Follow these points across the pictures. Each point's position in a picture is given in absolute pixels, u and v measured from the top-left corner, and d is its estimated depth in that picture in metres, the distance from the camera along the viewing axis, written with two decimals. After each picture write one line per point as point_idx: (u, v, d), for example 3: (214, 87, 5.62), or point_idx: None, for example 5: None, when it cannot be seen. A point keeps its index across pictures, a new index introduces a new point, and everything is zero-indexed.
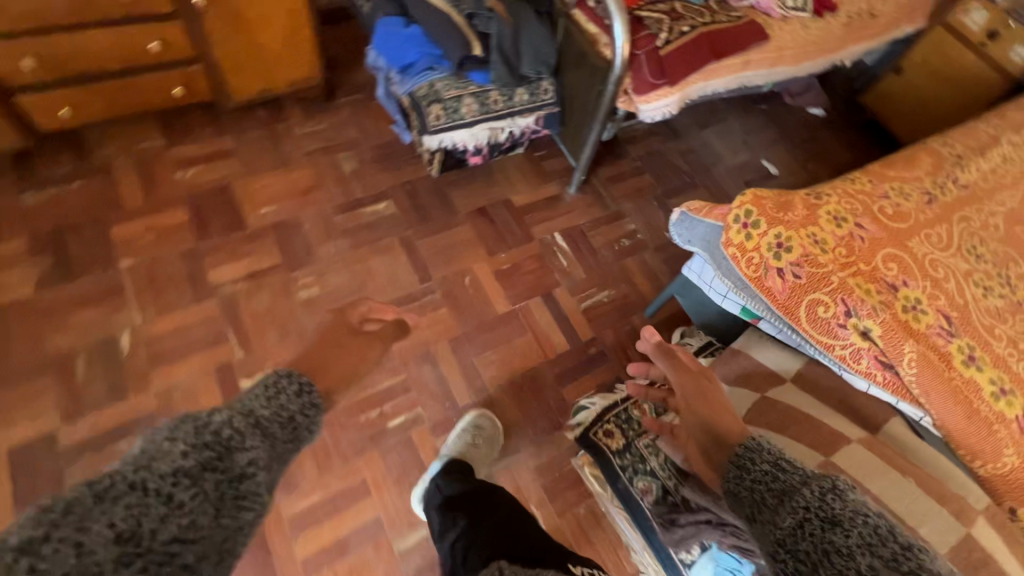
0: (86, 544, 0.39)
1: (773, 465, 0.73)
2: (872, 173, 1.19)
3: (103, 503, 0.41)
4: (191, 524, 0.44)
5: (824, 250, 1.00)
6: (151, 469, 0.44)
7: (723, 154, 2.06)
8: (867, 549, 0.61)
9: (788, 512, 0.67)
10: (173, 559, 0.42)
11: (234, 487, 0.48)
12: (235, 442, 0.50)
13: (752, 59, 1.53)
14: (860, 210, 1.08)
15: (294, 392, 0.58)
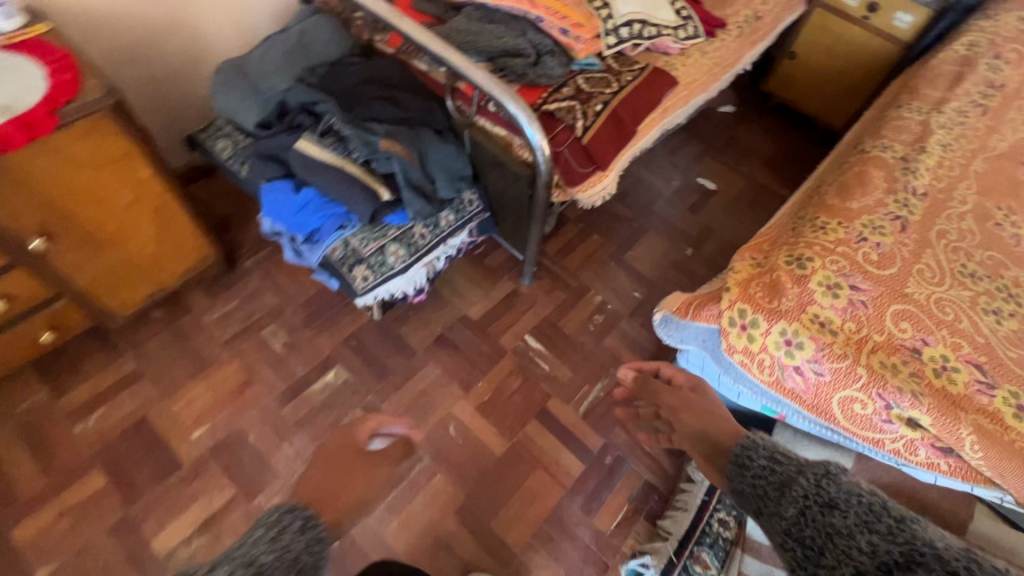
0: None
1: (771, 460, 0.70)
2: (837, 211, 1.13)
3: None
4: None
5: (836, 334, 0.91)
6: None
7: (658, 185, 1.98)
8: (865, 526, 0.57)
9: (788, 501, 0.63)
10: None
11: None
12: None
13: (667, 106, 1.45)
14: (849, 269, 1.00)
15: (297, 530, 0.56)
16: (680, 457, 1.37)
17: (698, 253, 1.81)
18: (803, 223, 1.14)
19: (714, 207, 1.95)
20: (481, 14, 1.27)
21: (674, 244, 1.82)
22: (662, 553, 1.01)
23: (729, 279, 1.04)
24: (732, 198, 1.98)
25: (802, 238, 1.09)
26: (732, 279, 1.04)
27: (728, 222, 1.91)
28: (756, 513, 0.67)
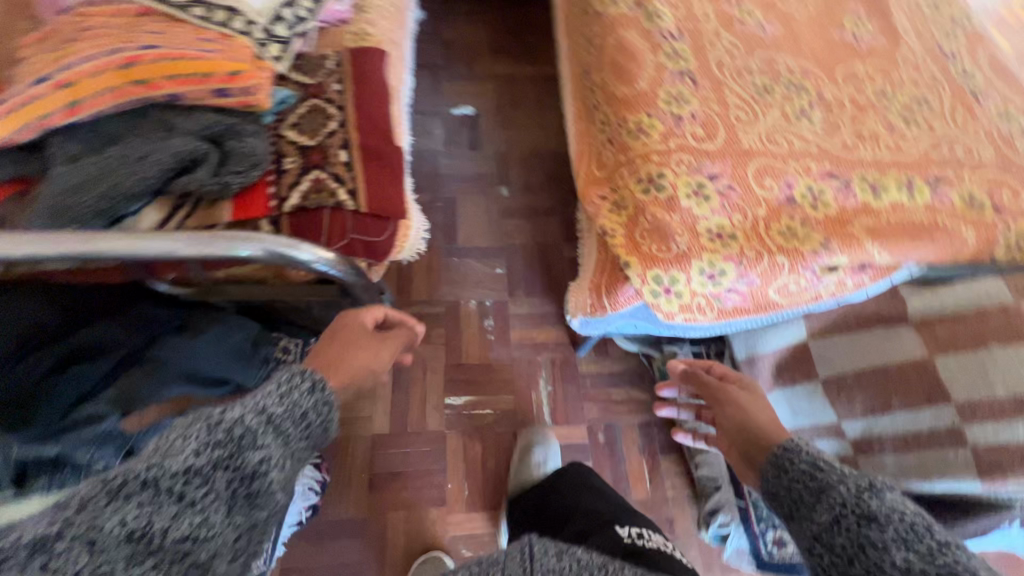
0: (98, 542, 0.40)
1: (814, 465, 0.63)
2: (638, 101, 1.03)
3: (120, 500, 0.43)
4: (203, 521, 0.45)
5: (737, 237, 0.87)
6: (163, 467, 0.46)
7: (426, 143, 1.72)
8: (902, 540, 0.52)
9: (821, 509, 0.58)
10: (187, 556, 0.43)
11: (246, 484, 0.49)
12: (245, 444, 0.51)
13: (394, 85, 1.16)
14: (695, 161, 0.94)
15: (307, 390, 0.63)
16: (646, 380, 1.39)
17: (512, 186, 1.67)
18: (618, 132, 1.04)
19: (488, 129, 1.76)
20: (85, 140, 0.79)
21: (486, 194, 1.65)
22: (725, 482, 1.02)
23: (613, 246, 0.92)
24: (494, 107, 1.81)
25: (634, 152, 0.99)
26: (616, 243, 0.92)
27: (510, 134, 1.76)
28: (787, 515, 0.63)
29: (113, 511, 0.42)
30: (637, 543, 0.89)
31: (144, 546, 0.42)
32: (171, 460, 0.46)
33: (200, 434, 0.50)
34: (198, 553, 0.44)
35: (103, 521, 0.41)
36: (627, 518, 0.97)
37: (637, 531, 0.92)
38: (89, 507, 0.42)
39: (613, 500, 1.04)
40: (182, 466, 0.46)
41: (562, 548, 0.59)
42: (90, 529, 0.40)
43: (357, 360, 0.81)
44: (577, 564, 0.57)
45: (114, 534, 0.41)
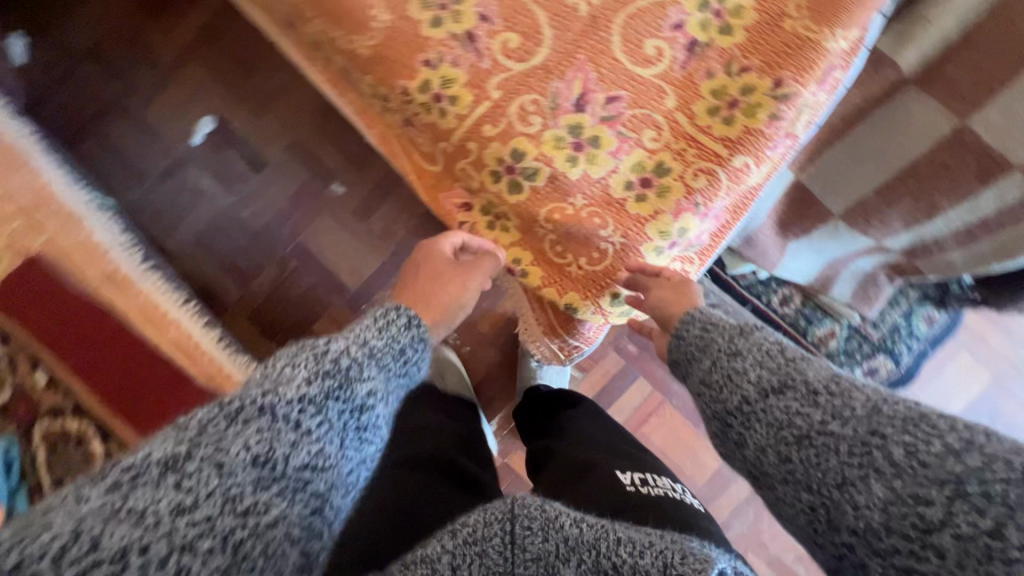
0: (226, 465, 0.39)
1: (706, 327, 0.57)
2: (400, 52, 0.62)
3: (240, 423, 0.41)
4: (320, 450, 0.44)
5: (671, 167, 0.58)
6: (279, 394, 0.44)
7: (210, 206, 1.24)
8: (759, 362, 0.50)
9: (702, 356, 0.55)
10: (306, 484, 0.42)
11: (354, 417, 0.49)
12: (353, 373, 0.50)
13: (103, 273, 0.75)
14: (544, 94, 0.59)
15: (404, 326, 0.58)
16: None
17: (342, 173, 1.25)
18: (415, 114, 0.65)
19: (254, 126, 1.25)
20: None
21: (328, 208, 1.25)
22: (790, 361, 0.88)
23: (533, 286, 0.65)
24: (234, 94, 1.26)
25: (458, 134, 0.63)
26: (535, 282, 0.64)
27: (282, 113, 1.25)
28: (683, 375, 0.59)
29: (235, 436, 0.40)
30: (643, 493, 0.64)
31: (272, 468, 0.41)
32: (282, 391, 0.45)
33: (309, 366, 0.48)
34: (316, 484, 0.43)
35: (226, 446, 0.40)
36: (625, 464, 0.72)
37: (641, 478, 0.68)
38: (210, 431, 0.40)
39: (601, 434, 0.82)
40: (292, 405, 0.44)
41: (549, 517, 0.42)
42: (218, 450, 0.39)
43: (445, 298, 0.66)
44: (565, 545, 0.41)
45: (241, 458, 0.39)
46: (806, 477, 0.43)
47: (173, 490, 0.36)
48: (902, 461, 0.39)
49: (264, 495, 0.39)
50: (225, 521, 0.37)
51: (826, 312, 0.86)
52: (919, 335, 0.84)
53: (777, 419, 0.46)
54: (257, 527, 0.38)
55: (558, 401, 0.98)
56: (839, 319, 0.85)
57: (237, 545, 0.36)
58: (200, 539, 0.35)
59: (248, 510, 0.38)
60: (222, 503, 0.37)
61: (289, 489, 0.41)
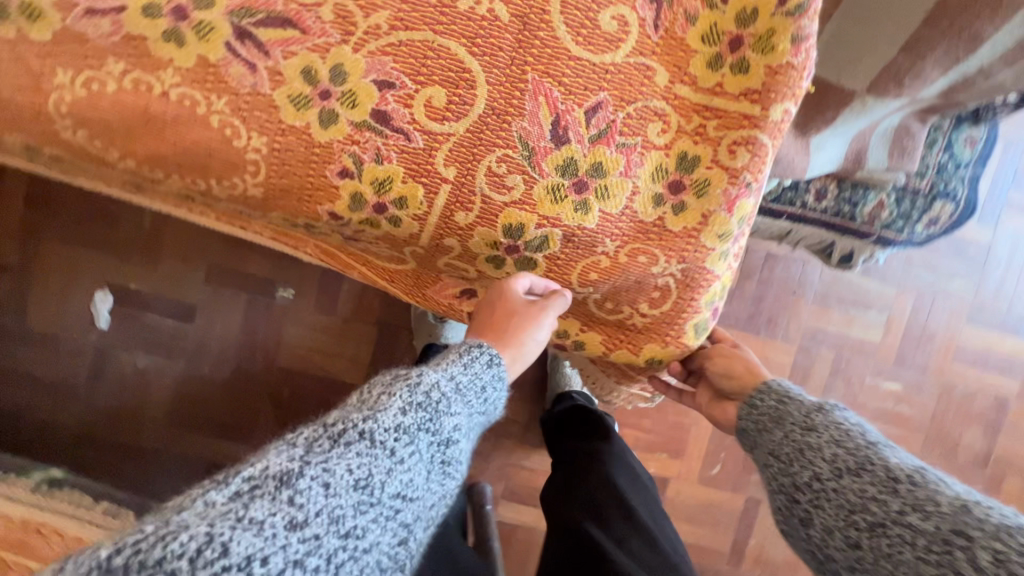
0: (331, 486, 0.35)
1: (782, 396, 0.54)
2: (304, 175, 0.46)
3: (343, 445, 0.37)
4: (410, 481, 0.40)
5: (698, 155, 0.46)
6: (378, 419, 0.39)
7: (164, 381, 1.06)
8: (835, 441, 0.47)
9: (774, 428, 0.52)
10: (396, 512, 0.39)
11: (441, 451, 0.43)
12: (444, 399, 0.43)
13: None
14: (510, 143, 0.44)
15: (486, 364, 0.48)
16: None
17: (280, 276, 1.07)
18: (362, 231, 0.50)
19: (157, 275, 1.05)
20: None
21: (287, 319, 1.07)
22: (843, 242, 0.80)
23: (596, 352, 0.55)
24: (112, 252, 1.04)
25: (428, 234, 0.49)
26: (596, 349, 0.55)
27: (178, 247, 1.05)
28: (747, 444, 0.56)
29: (339, 458, 0.36)
30: None
31: (370, 495, 0.37)
32: (381, 416, 0.39)
33: (403, 385, 0.41)
34: (405, 513, 0.39)
35: (333, 467, 0.36)
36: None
37: None
38: (316, 448, 0.36)
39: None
40: (391, 432, 0.39)
41: None
42: (326, 470, 0.35)
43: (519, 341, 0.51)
44: None
45: (345, 482, 0.36)
46: (877, 567, 0.41)
47: (286, 505, 0.33)
48: (989, 568, 0.36)
49: (362, 519, 0.36)
50: (330, 541, 0.34)
51: (867, 185, 0.75)
52: (966, 162, 0.75)
53: (849, 502, 0.44)
54: (355, 550, 0.35)
55: (580, 429, 0.80)
56: (883, 187, 0.75)
57: (338, 563, 0.34)
58: (308, 557, 0.33)
59: (348, 534, 0.35)
60: (326, 522, 0.34)
61: (381, 520, 0.37)
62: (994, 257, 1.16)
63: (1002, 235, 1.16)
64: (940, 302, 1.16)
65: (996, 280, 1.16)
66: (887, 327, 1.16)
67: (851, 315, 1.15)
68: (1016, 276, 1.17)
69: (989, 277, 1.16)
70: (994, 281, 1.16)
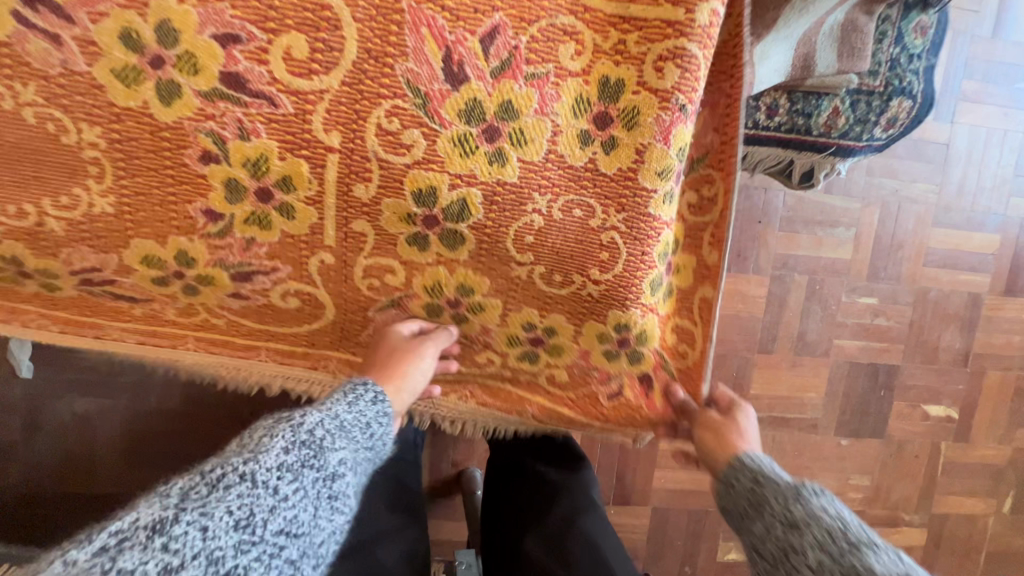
0: (208, 528, 0.31)
1: (755, 474, 0.43)
2: (161, 168, 0.38)
3: (221, 487, 0.33)
4: (297, 518, 0.36)
5: (621, 78, 0.39)
6: (257, 459, 0.36)
7: (110, 422, 0.98)
8: (824, 548, 0.36)
9: (751, 517, 0.41)
10: (282, 550, 0.34)
11: (330, 486, 0.39)
12: (328, 435, 0.40)
13: None
14: (398, 91, 0.36)
15: (371, 400, 0.45)
16: None
17: None
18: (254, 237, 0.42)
19: None
20: None
21: None
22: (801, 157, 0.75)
23: (569, 341, 0.48)
24: None
25: (331, 222, 0.41)
26: (572, 354, 0.49)
27: None
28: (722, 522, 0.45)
29: (217, 501, 0.33)
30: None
31: (253, 535, 0.33)
32: (261, 457, 0.36)
33: (282, 427, 0.39)
34: (292, 551, 0.35)
35: (211, 509, 0.32)
36: None
37: None
38: (192, 494, 0.33)
39: (596, 541, 0.65)
40: (273, 470, 0.36)
41: None
42: (203, 514, 0.32)
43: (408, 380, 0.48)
44: None
45: (224, 523, 0.32)
46: None
47: (153, 554, 0.30)
48: None
49: (242, 559, 0.32)
50: None
51: (819, 92, 0.69)
52: (918, 52, 0.70)
53: None
54: None
55: (544, 457, 0.79)
56: (836, 92, 0.69)
57: None
58: None
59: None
60: (202, 567, 0.31)
61: (266, 560, 0.33)
62: (954, 154, 1.13)
63: (959, 131, 1.13)
64: (905, 208, 1.13)
65: (958, 177, 1.14)
66: (857, 243, 1.13)
67: (819, 234, 1.11)
68: (976, 171, 1.14)
69: (951, 175, 1.14)
70: (956, 179, 1.14)
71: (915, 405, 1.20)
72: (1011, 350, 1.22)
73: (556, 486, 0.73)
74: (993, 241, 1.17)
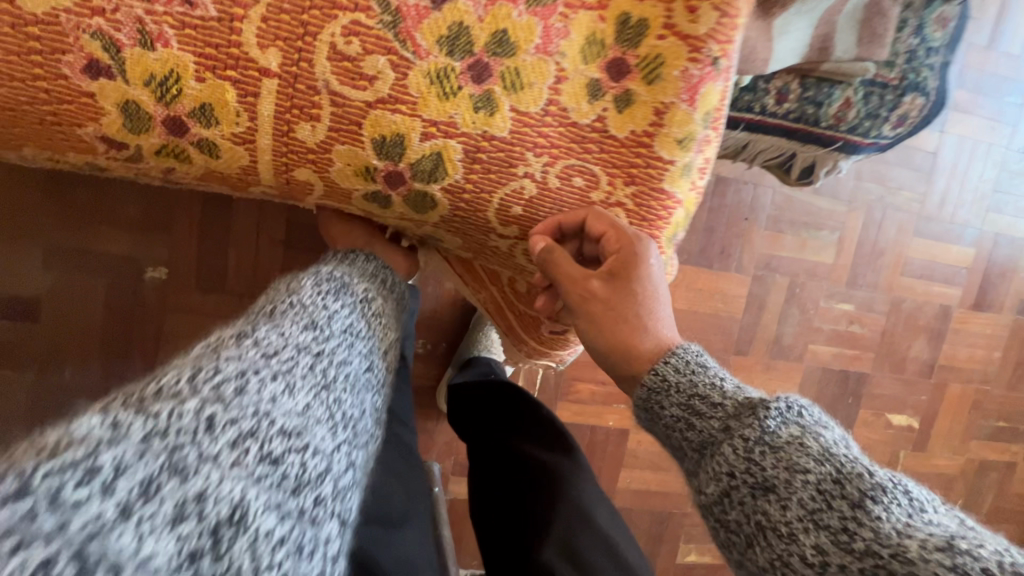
0: (286, 328, 0.39)
1: (695, 390, 0.40)
2: (37, 80, 0.30)
3: (278, 309, 0.41)
4: (349, 327, 0.45)
5: (645, 17, 0.31)
6: (297, 293, 0.44)
7: (12, 399, 0.85)
8: (808, 511, 0.32)
9: (709, 465, 0.37)
10: (349, 344, 0.43)
11: (365, 307, 0.48)
12: (346, 275, 0.50)
13: None
14: (360, 3, 0.29)
15: (358, 261, 0.54)
16: None
17: (145, 250, 0.85)
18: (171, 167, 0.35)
19: None
20: None
21: (169, 303, 0.87)
22: (802, 150, 0.70)
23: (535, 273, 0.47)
24: None
25: (264, 165, 0.34)
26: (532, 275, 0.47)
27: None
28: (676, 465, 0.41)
29: (281, 316, 0.41)
30: None
31: (323, 332, 0.41)
32: (300, 293, 0.45)
33: (304, 278, 0.47)
34: (357, 347, 0.44)
35: (279, 322, 0.40)
36: None
37: None
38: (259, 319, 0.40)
39: (609, 539, 0.63)
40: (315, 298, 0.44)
41: None
42: (274, 325, 0.39)
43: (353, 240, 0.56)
44: None
45: (294, 327, 0.40)
46: None
47: (250, 347, 0.36)
48: None
49: (324, 344, 0.40)
50: (305, 360, 0.38)
51: (833, 80, 0.64)
52: (936, 47, 0.65)
53: None
54: (330, 365, 0.39)
55: (533, 437, 0.73)
56: (850, 81, 0.64)
57: (321, 373, 0.38)
58: (293, 367, 0.36)
59: (317, 355, 0.39)
60: (296, 349, 0.38)
61: (342, 349, 0.42)
62: (942, 164, 1.12)
63: (948, 140, 1.11)
64: (889, 215, 1.11)
65: (942, 187, 1.13)
66: (840, 247, 1.10)
67: (804, 235, 1.08)
68: (959, 183, 1.13)
69: (936, 184, 1.12)
70: (941, 189, 1.13)
71: (879, 414, 1.20)
72: (972, 363, 1.23)
73: (557, 477, 0.67)
74: (968, 254, 1.17)
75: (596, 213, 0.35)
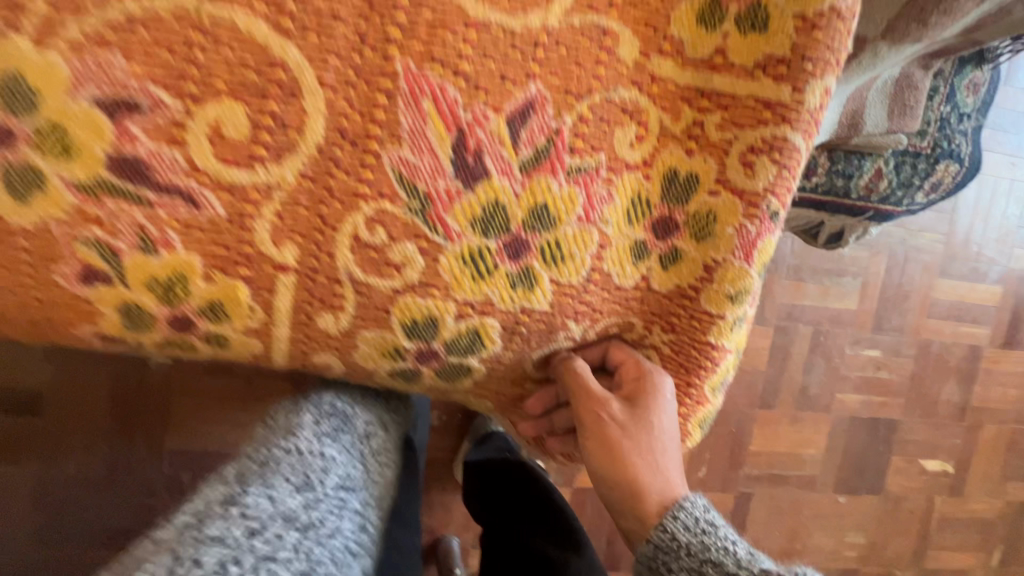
0: (276, 490, 0.38)
1: (702, 541, 0.36)
2: (27, 291, 0.29)
3: (271, 460, 0.40)
4: (348, 474, 0.42)
5: (694, 173, 0.31)
6: (295, 436, 0.42)
7: None
8: None
9: None
10: (345, 498, 0.41)
11: (367, 445, 0.46)
12: (349, 404, 0.47)
13: None
14: (386, 190, 0.28)
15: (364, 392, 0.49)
16: None
17: None
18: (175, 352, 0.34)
19: None
20: None
21: None
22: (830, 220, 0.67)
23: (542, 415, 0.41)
24: None
25: (280, 353, 0.33)
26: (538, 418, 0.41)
27: None
28: None
29: (274, 472, 0.39)
30: None
31: (314, 494, 0.39)
32: (297, 433, 0.42)
33: (305, 407, 0.45)
34: (354, 501, 0.42)
35: (270, 482, 0.38)
36: None
37: None
38: (251, 473, 0.39)
39: None
40: (312, 441, 0.42)
41: None
42: (265, 486, 0.38)
43: None
44: None
45: (285, 488, 0.38)
46: None
47: (235, 523, 0.35)
48: None
49: (316, 511, 0.38)
50: (291, 536, 0.36)
51: (863, 152, 0.61)
52: (969, 112, 0.63)
53: None
54: (319, 537, 0.37)
55: (550, 537, 0.68)
56: (880, 152, 0.61)
57: (308, 551, 0.36)
58: (276, 551, 0.35)
59: (306, 526, 0.37)
60: (283, 522, 0.36)
61: (335, 510, 0.40)
62: (963, 203, 1.09)
63: None
64: (913, 257, 1.08)
65: (965, 226, 1.09)
66: (863, 293, 1.07)
67: (826, 283, 1.05)
68: (982, 221, 1.10)
69: (958, 223, 1.09)
70: (963, 228, 1.10)
71: (911, 461, 1.16)
72: (1005, 403, 1.19)
73: None
74: (995, 292, 1.13)
75: (615, 344, 0.36)
